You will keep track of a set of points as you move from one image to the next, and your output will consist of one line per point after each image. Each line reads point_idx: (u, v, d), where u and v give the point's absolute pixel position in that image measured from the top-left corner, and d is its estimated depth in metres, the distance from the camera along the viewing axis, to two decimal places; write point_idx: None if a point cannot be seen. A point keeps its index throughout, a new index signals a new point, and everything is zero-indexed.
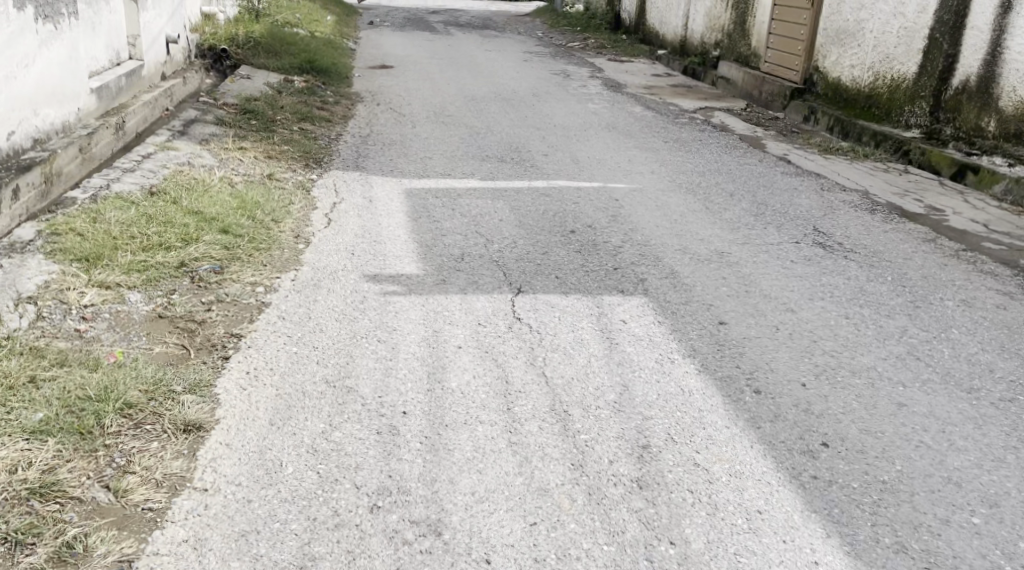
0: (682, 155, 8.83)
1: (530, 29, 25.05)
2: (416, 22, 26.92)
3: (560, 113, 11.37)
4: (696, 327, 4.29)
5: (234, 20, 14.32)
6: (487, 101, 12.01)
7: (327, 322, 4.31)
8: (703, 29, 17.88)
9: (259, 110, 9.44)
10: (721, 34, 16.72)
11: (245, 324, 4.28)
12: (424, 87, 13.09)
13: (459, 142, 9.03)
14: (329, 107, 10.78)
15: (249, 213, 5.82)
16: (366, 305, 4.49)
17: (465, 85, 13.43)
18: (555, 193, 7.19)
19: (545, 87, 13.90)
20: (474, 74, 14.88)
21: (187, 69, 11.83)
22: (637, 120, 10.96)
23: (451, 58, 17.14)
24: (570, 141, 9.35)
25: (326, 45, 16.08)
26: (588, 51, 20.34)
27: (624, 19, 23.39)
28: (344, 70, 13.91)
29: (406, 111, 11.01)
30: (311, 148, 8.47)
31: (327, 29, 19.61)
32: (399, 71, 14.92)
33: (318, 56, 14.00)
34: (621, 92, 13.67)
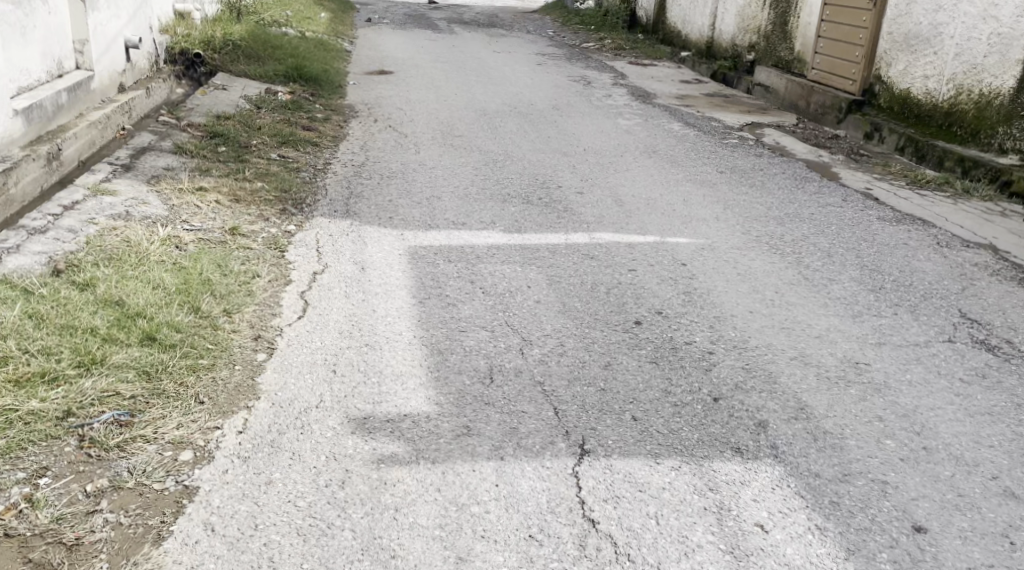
0: (746, 191, 7.23)
1: (539, 27, 23.39)
2: (417, 18, 25.27)
3: (587, 131, 9.77)
4: (886, 543, 2.86)
5: (212, 20, 12.72)
6: (502, 117, 10.41)
7: (284, 550, 2.79)
8: (734, 29, 16.23)
9: (228, 132, 7.84)
10: (757, 35, 15.07)
11: (142, 548, 2.80)
12: (427, 98, 11.48)
13: (470, 177, 7.39)
14: (316, 126, 9.19)
15: (193, 300, 4.22)
16: (361, 498, 2.99)
17: (475, 96, 11.82)
18: (601, 251, 5.61)
19: (563, 98, 12.30)
20: (482, 82, 13.26)
21: (153, 79, 10.26)
22: (678, 141, 9.36)
23: (456, 62, 15.56)
24: (606, 172, 7.75)
25: (318, 47, 14.46)
26: (606, 52, 18.69)
27: (641, 17, 21.74)
28: (337, 77, 12.30)
29: (408, 130, 9.39)
30: (292, 184, 6.90)
31: (320, 28, 18.01)
32: (398, 77, 13.29)
33: (308, 61, 12.38)
34: (651, 103, 12.07)
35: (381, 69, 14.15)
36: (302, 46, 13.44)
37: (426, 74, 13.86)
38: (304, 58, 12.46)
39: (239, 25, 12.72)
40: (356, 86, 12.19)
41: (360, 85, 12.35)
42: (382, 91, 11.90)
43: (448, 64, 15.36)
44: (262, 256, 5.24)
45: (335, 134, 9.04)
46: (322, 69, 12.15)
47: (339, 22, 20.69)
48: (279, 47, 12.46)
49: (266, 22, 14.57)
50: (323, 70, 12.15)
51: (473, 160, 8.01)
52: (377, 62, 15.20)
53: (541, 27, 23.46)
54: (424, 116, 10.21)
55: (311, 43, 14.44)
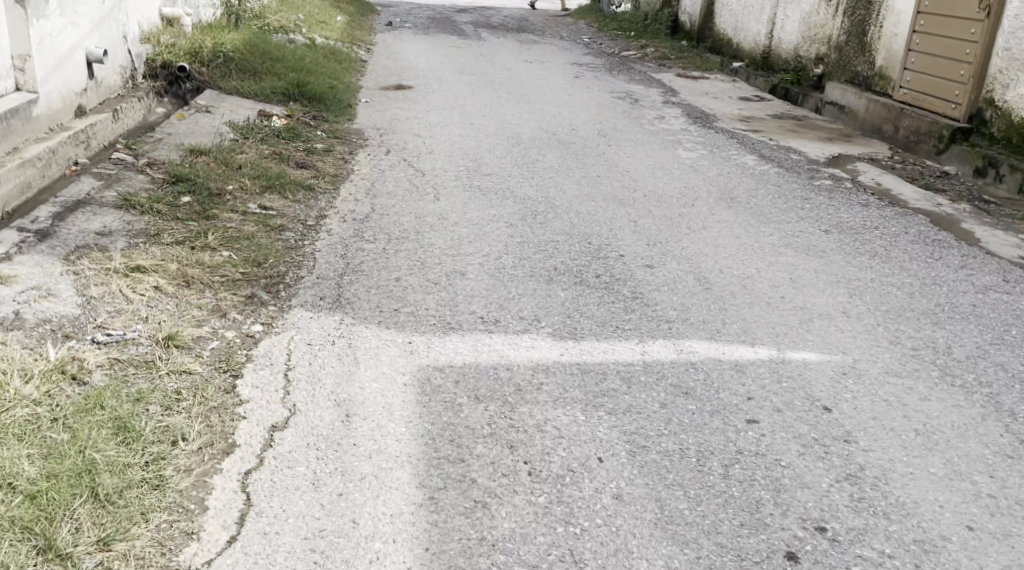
0: (869, 263, 5.47)
1: (572, 33, 21.64)
2: (441, 22, 23.64)
3: (643, 169, 8.05)
4: None
5: (205, 27, 11.11)
6: (539, 148, 8.71)
7: None
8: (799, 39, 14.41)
9: (196, 177, 6.21)
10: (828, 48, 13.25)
11: None
12: (447, 121, 9.79)
13: (499, 246, 5.68)
14: (313, 161, 7.52)
15: (48, 521, 2.65)
16: None
17: (506, 119, 10.13)
18: (692, 375, 3.88)
19: (608, 121, 10.58)
20: (512, 100, 11.55)
21: (124, 98, 8.66)
22: (758, 183, 7.61)
23: (484, 75, 13.85)
24: (676, 234, 6.04)
25: (329, 58, 12.81)
26: (649, 63, 16.90)
27: (686, 23, 19.98)
28: (346, 95, 10.64)
29: (425, 168, 7.71)
30: (268, 254, 5.25)
31: (334, 34, 16.39)
32: (417, 94, 11.61)
33: (313, 75, 10.72)
34: (712, 129, 10.31)
35: (398, 83, 12.47)
36: (309, 57, 11.79)
37: (449, 90, 12.16)
38: (309, 71, 10.80)
39: (236, 32, 11.08)
40: (367, 106, 10.50)
41: (372, 104, 10.68)
42: (397, 112, 10.21)
43: (475, 76, 13.66)
44: (199, 387, 3.60)
45: (333, 173, 7.35)
46: (329, 86, 10.48)
47: (357, 27, 19.07)
48: (281, 59, 10.81)
49: (270, 29, 12.93)
50: (329, 85, 10.49)
51: (508, 216, 6.33)
52: (394, 73, 13.52)
53: (575, 33, 21.71)
54: (445, 147, 8.50)
55: (321, 54, 12.80)
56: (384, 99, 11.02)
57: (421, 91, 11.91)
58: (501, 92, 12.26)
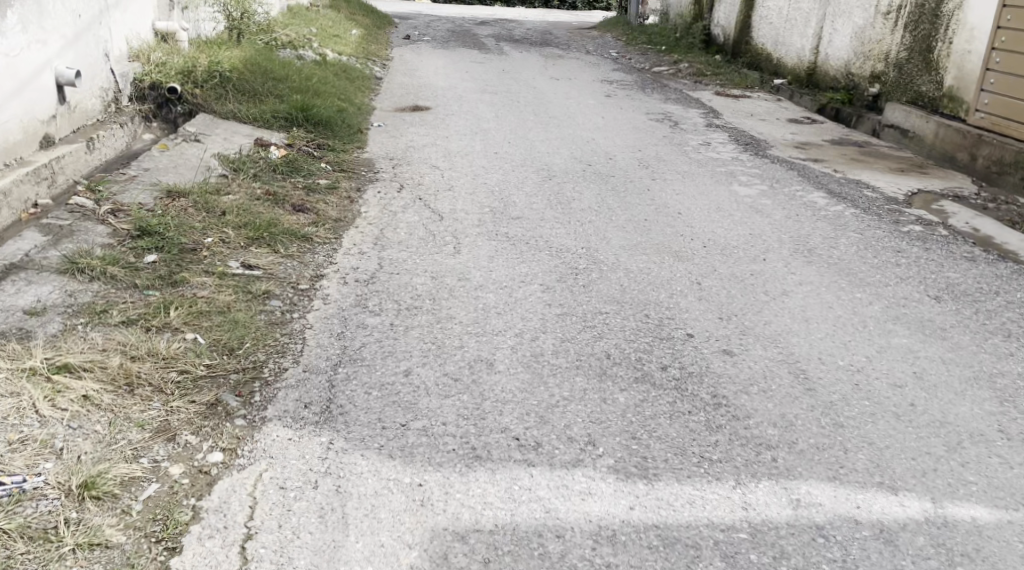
0: (1006, 349, 4.31)
1: (599, 47, 20.56)
2: (462, 34, 22.66)
3: (698, 210, 6.91)
4: None
5: (203, 42, 10.07)
6: (574, 183, 7.59)
7: None
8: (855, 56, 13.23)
9: (166, 228, 5.13)
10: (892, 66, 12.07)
11: None
12: (467, 149, 8.69)
13: (535, 321, 4.55)
14: (311, 202, 6.41)
15: None
16: None
17: (534, 146, 9.02)
18: (821, 550, 2.90)
19: (648, 148, 9.44)
20: (539, 123, 10.46)
21: (103, 126, 7.61)
22: (835, 229, 6.45)
23: (508, 93, 12.76)
24: (753, 304, 4.87)
25: (341, 76, 11.75)
26: (684, 80, 15.76)
27: (721, 37, 18.88)
28: (357, 118, 9.55)
29: (443, 209, 6.60)
30: (243, 337, 4.14)
31: (347, 49, 15.39)
32: (436, 116, 10.51)
33: (320, 95, 9.64)
34: (766, 158, 9.16)
35: (415, 103, 11.37)
36: (317, 74, 10.72)
37: (469, 111, 11.06)
38: (317, 91, 9.72)
39: (237, 48, 10.03)
40: (379, 131, 9.41)
41: (385, 128, 9.58)
42: (412, 138, 9.11)
43: (499, 95, 12.58)
44: None
45: (333, 216, 6.23)
46: (338, 108, 9.39)
47: (372, 41, 18.08)
48: (286, 77, 9.74)
49: (277, 45, 11.91)
50: (337, 108, 9.39)
51: (544, 277, 5.22)
52: (411, 92, 12.44)
53: (603, 47, 20.64)
54: (466, 183, 7.39)
55: (332, 70, 11.73)
56: (398, 123, 9.92)
57: (438, 112, 10.84)
58: (527, 113, 11.16)
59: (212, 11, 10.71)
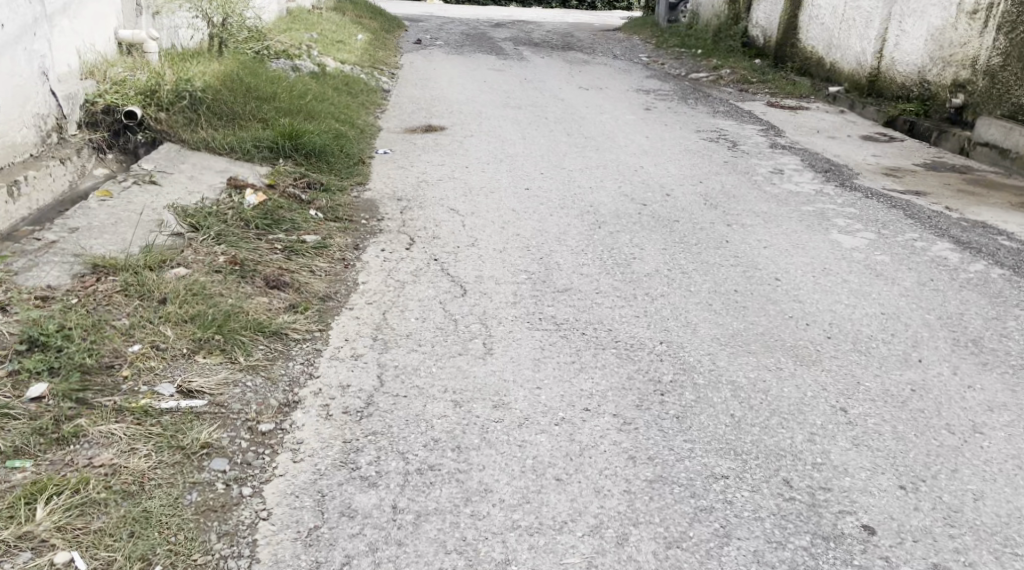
0: None
1: (626, 51, 18.94)
2: (477, 38, 21.11)
3: (799, 272, 5.34)
4: None
5: (177, 53, 8.48)
6: (631, 232, 6.00)
7: None
8: (942, 64, 11.62)
9: (69, 339, 3.52)
10: (992, 76, 10.44)
11: None
12: (491, 185, 7.08)
13: (615, 497, 3.00)
14: (290, 272, 4.79)
15: None
16: None
17: (573, 179, 7.41)
18: None
19: (710, 179, 7.84)
20: (574, 145, 8.84)
21: (38, 164, 5.98)
22: (991, 306, 4.86)
23: (535, 108, 11.16)
24: (938, 458, 3.26)
25: (343, 92, 10.17)
26: (727, 89, 14.15)
27: (762, 39, 17.27)
28: (358, 146, 7.95)
29: (467, 280, 5.02)
30: (151, 550, 2.69)
31: (351, 58, 13.84)
32: (453, 139, 8.91)
33: (315, 117, 8.04)
34: (857, 192, 7.53)
35: (428, 123, 9.77)
36: (313, 90, 9.13)
37: (490, 131, 9.45)
38: (311, 111, 8.12)
39: (218, 60, 8.46)
40: (383, 161, 7.81)
41: (392, 157, 7.98)
42: (425, 171, 7.51)
43: (525, 110, 10.99)
44: None
45: (318, 295, 4.63)
46: (335, 134, 7.80)
47: (380, 47, 16.51)
48: (275, 93, 8.13)
49: (269, 57, 10.34)
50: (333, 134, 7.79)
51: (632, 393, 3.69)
52: (424, 108, 10.86)
53: (631, 50, 19.05)
54: (493, 237, 5.79)
55: (332, 86, 10.15)
56: (407, 150, 8.30)
57: (454, 134, 9.25)
58: (559, 133, 9.54)
59: (191, 17, 9.13)
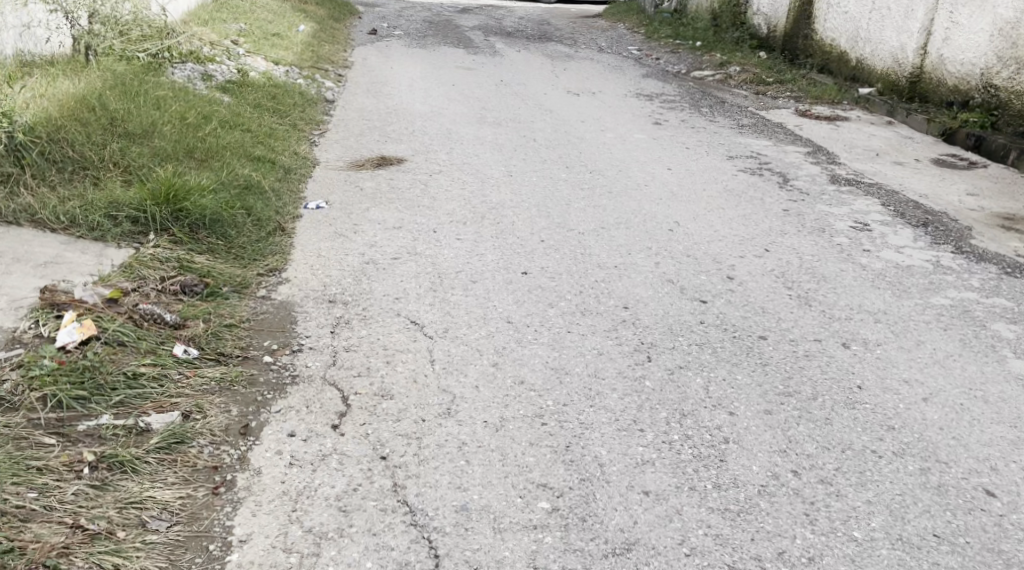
0: None
1: (613, 43, 16.67)
2: (440, 26, 18.67)
3: (1012, 465, 3.12)
4: None
5: (19, 69, 6.08)
6: (702, 369, 3.76)
7: None
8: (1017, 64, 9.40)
9: None
10: None
11: None
12: (468, 278, 4.76)
13: None
14: (85, 542, 2.54)
15: None
16: None
17: (586, 257, 5.11)
18: None
19: (773, 241, 5.61)
20: (575, 192, 6.55)
21: None
22: None
23: (514, 128, 8.87)
24: None
25: (263, 111, 7.80)
26: (740, 93, 11.92)
27: (768, 29, 15.02)
28: (275, 203, 5.60)
29: (438, 527, 2.74)
30: None
31: (286, 58, 11.42)
32: (412, 186, 6.57)
33: (212, 161, 5.69)
34: (987, 263, 5.32)
35: (379, 154, 7.41)
36: (217, 116, 6.77)
37: (463, 170, 7.10)
38: (209, 151, 5.78)
39: (79, 78, 6.08)
40: (311, 228, 5.45)
41: (324, 219, 5.63)
42: (370, 248, 5.15)
43: (504, 130, 8.70)
44: None
45: None
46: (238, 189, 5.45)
47: (325, 40, 14.08)
48: (158, 124, 5.76)
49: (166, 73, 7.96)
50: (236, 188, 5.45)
51: None
52: (373, 128, 8.54)
53: (618, 42, 16.74)
54: (480, 397, 3.47)
55: (250, 106, 7.78)
56: (345, 206, 5.94)
57: (414, 175, 6.89)
58: (553, 169, 7.23)
59: (46, 11, 6.71)
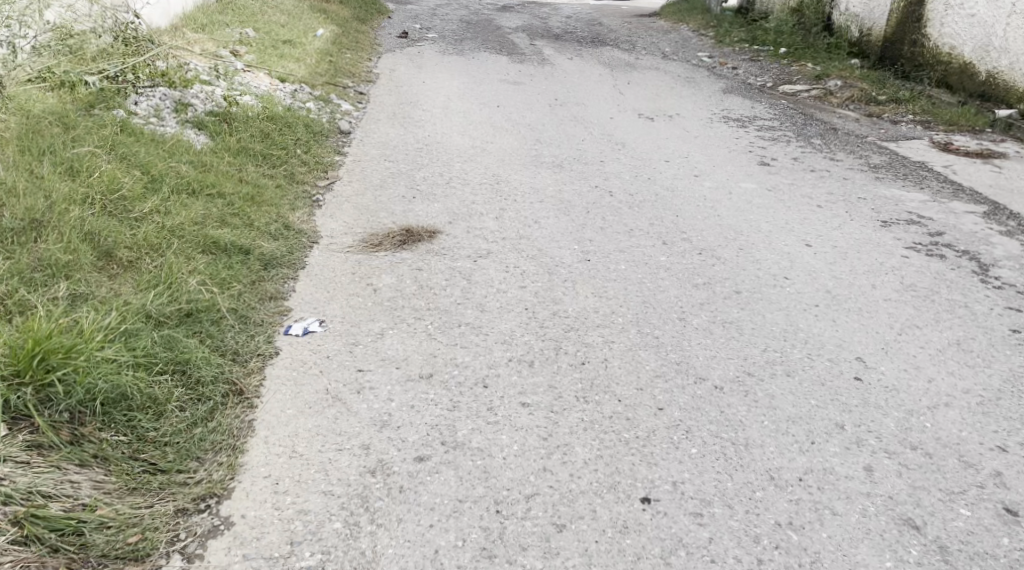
0: None
1: (679, 49, 14.52)
2: (480, 27, 16.63)
3: None
4: None
5: None
6: None
7: None
8: None
9: None
10: None
11: None
12: (547, 522, 2.81)
13: None
14: None
15: None
16: None
17: (744, 458, 3.06)
18: None
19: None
20: (688, 298, 4.45)
21: None
22: None
23: (582, 173, 6.82)
24: None
25: (246, 158, 5.79)
26: (848, 116, 9.73)
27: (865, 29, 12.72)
28: (234, 338, 3.57)
29: None
30: None
31: (295, 71, 9.45)
32: (448, 288, 4.51)
33: (136, 275, 3.70)
34: None
35: (402, 226, 5.34)
36: (167, 179, 4.76)
37: (520, 255, 5.00)
38: (137, 256, 3.83)
39: None
40: (284, 388, 3.40)
41: (311, 367, 3.58)
42: (380, 436, 3.10)
43: (570, 178, 6.66)
44: None
45: None
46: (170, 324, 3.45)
47: (347, 47, 12.10)
48: (64, 208, 3.83)
49: (120, 110, 5.97)
50: (165, 324, 3.44)
51: None
52: (400, 176, 6.55)
53: (686, 48, 14.57)
54: None
55: (230, 151, 5.77)
56: (345, 336, 3.87)
57: (452, 266, 4.81)
58: (647, 252, 5.13)
59: None
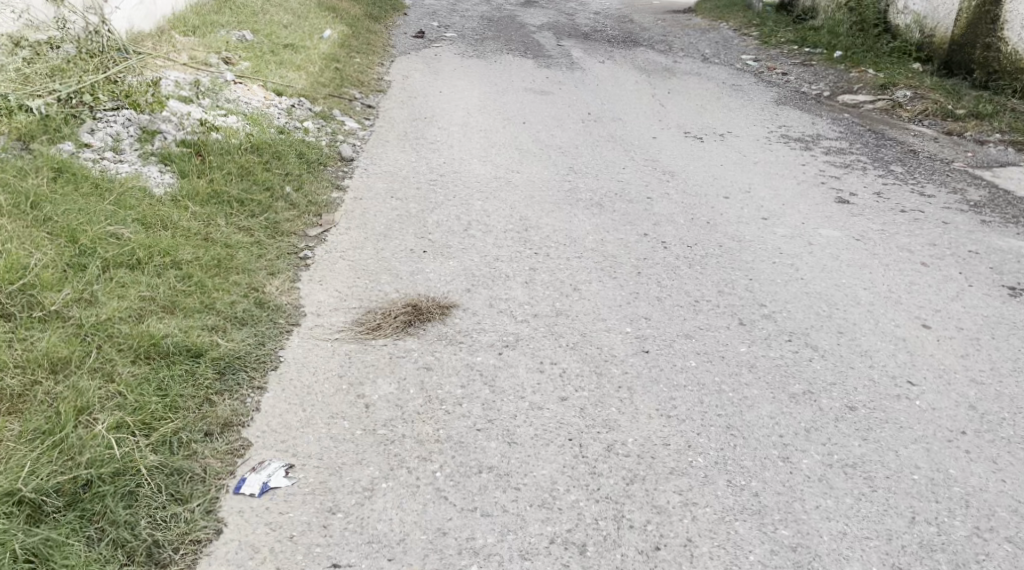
0: None
1: (720, 51, 13.34)
2: (503, 24, 15.50)
3: None
4: None
5: None
6: None
7: None
8: None
9: None
10: None
11: None
12: None
13: None
14: None
15: None
16: None
17: None
18: None
19: None
20: (786, 423, 3.31)
21: None
22: None
23: (628, 216, 5.71)
24: None
25: (217, 207, 4.68)
26: (923, 136, 8.56)
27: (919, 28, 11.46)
28: (146, 517, 2.79)
29: None
30: None
31: (296, 82, 8.37)
32: (464, 403, 3.36)
33: (28, 417, 2.94)
34: None
35: (406, 302, 4.22)
36: (98, 253, 3.70)
37: (556, 346, 3.85)
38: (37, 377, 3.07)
39: None
40: None
41: (261, 561, 2.76)
42: None
43: (616, 223, 5.56)
44: None
45: None
46: (53, 510, 2.72)
47: (357, 50, 11.01)
48: None
49: (67, 144, 4.94)
50: (46, 509, 2.71)
51: None
52: (411, 220, 5.45)
53: (728, 50, 13.39)
54: None
55: (197, 199, 4.66)
56: (319, 499, 2.94)
57: (469, 363, 3.68)
58: (718, 341, 3.98)
59: None
